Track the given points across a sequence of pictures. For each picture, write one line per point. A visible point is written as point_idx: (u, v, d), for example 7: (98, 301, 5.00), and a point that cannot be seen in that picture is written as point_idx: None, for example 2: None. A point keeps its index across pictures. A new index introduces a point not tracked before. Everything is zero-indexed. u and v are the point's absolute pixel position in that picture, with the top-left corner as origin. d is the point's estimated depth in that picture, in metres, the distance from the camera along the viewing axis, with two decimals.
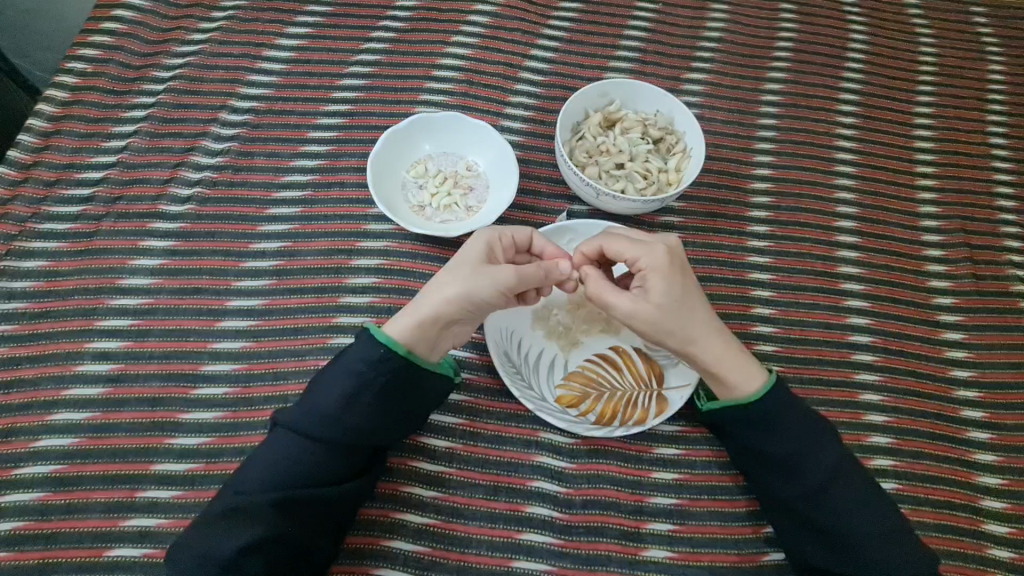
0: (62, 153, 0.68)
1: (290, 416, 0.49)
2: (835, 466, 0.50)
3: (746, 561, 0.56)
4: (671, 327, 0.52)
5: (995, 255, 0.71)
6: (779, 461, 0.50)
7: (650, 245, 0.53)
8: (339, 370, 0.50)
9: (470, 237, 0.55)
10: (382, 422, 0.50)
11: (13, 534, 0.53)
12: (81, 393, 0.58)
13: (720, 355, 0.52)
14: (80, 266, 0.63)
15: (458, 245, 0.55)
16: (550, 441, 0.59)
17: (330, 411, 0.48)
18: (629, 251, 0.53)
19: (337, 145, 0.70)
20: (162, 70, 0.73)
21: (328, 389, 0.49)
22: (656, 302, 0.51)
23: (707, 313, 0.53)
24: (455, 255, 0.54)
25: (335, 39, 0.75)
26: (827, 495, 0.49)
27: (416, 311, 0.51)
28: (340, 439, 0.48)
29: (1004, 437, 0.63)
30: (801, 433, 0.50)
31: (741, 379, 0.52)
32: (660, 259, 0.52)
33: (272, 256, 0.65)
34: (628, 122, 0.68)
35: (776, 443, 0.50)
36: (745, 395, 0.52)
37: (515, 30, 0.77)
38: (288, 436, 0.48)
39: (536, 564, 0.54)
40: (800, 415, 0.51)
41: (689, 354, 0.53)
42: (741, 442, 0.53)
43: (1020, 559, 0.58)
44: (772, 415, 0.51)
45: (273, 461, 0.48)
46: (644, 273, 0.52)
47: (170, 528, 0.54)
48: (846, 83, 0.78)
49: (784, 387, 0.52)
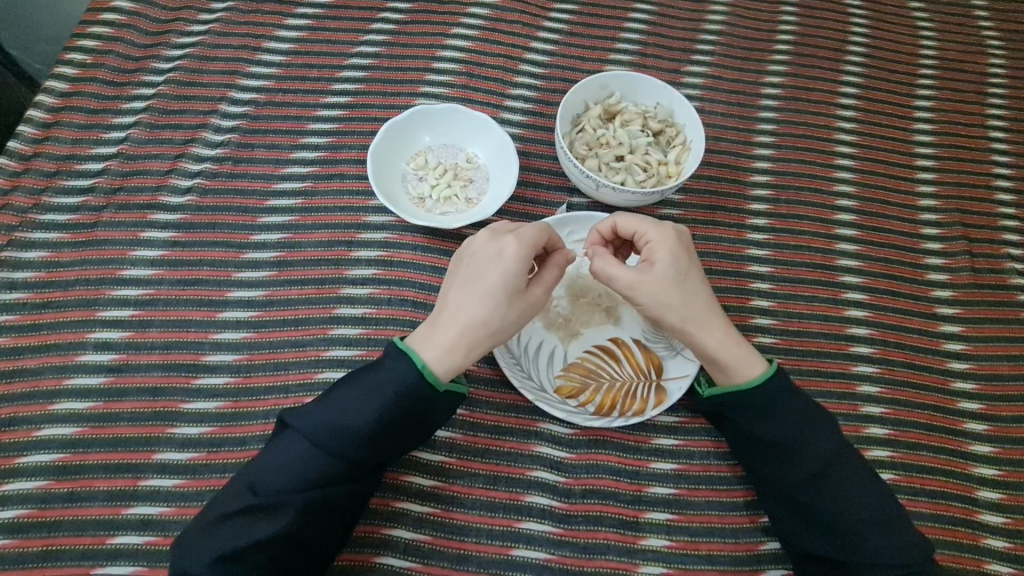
0: (62, 144, 0.68)
1: (313, 428, 0.48)
2: (832, 452, 0.50)
3: (743, 550, 0.56)
4: (674, 301, 0.51)
5: (993, 249, 0.71)
6: (778, 447, 0.51)
7: (657, 224, 0.54)
8: (368, 388, 0.49)
9: (520, 269, 0.51)
10: (402, 441, 0.50)
11: (16, 521, 0.54)
12: (83, 382, 0.59)
13: (721, 339, 0.52)
14: (80, 257, 0.63)
15: (505, 268, 0.51)
16: (549, 432, 0.59)
17: (351, 430, 0.48)
18: (637, 227, 0.54)
19: (337, 137, 0.70)
20: (161, 61, 0.73)
21: (354, 406, 0.48)
22: (660, 273, 0.51)
23: (707, 292, 0.53)
24: (505, 287, 0.51)
25: (335, 30, 0.75)
26: (825, 482, 0.49)
27: (463, 351, 0.50)
28: (366, 458, 0.48)
29: (1000, 429, 0.63)
30: (799, 419, 0.50)
31: (745, 364, 0.52)
32: (667, 235, 0.53)
33: (272, 247, 0.65)
34: (628, 114, 0.68)
35: (778, 428, 0.50)
36: (746, 379, 0.52)
37: (515, 22, 0.77)
38: (308, 447, 0.48)
39: (535, 553, 0.55)
40: (796, 401, 0.51)
41: (691, 331, 0.52)
42: (737, 429, 0.53)
43: (1015, 549, 0.58)
44: (770, 397, 0.51)
45: (290, 467, 0.47)
46: (649, 247, 0.53)
47: (173, 516, 0.55)
48: (846, 77, 0.78)
49: (782, 374, 0.52)
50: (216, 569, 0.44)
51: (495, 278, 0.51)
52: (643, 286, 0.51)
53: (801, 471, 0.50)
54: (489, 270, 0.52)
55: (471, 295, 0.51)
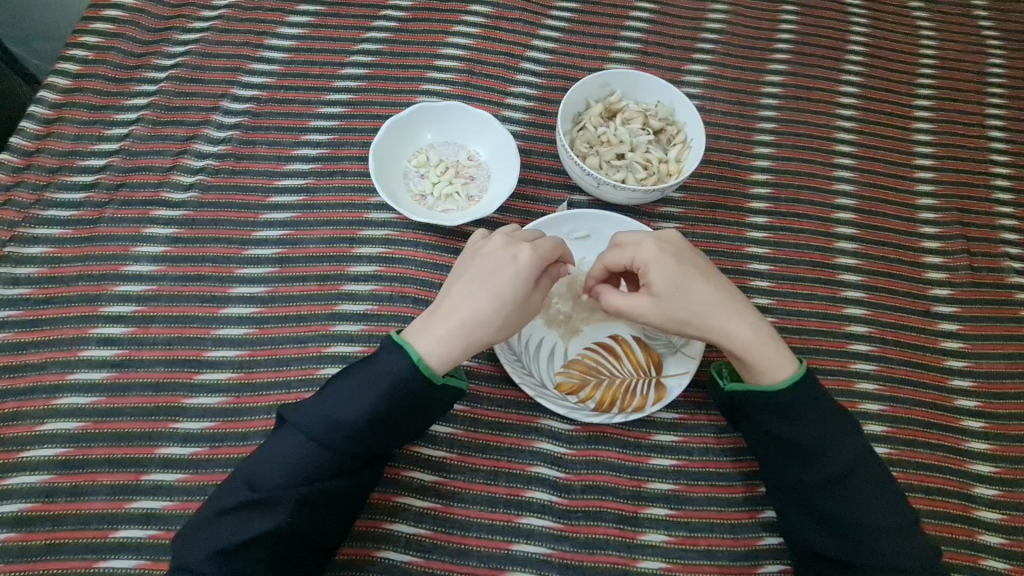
0: (65, 140, 0.68)
1: (308, 422, 0.48)
2: (856, 456, 0.50)
3: (742, 546, 0.57)
4: (687, 313, 0.52)
5: (992, 247, 0.71)
6: (799, 449, 0.51)
7: (639, 241, 0.54)
8: (364, 381, 0.49)
9: (527, 269, 0.52)
10: (398, 434, 0.50)
11: (20, 515, 0.54)
12: (85, 377, 0.59)
13: (746, 339, 0.52)
14: (83, 252, 0.63)
15: (511, 266, 0.52)
16: (550, 428, 0.60)
17: (346, 422, 0.48)
18: (623, 257, 0.54)
19: (338, 134, 0.71)
20: (164, 57, 0.73)
21: (350, 399, 0.48)
22: (660, 294, 0.52)
23: (716, 291, 0.53)
24: (506, 283, 0.51)
25: (336, 27, 0.75)
26: (847, 485, 0.50)
27: (459, 345, 0.51)
28: (362, 451, 0.49)
29: (997, 426, 0.64)
30: (825, 423, 0.51)
31: (772, 365, 0.52)
32: (653, 252, 0.53)
33: (274, 243, 0.65)
34: (629, 112, 0.68)
35: (800, 431, 0.51)
36: (775, 381, 0.52)
37: (516, 20, 0.77)
38: (304, 441, 0.48)
39: (536, 548, 0.55)
40: (824, 405, 0.52)
41: (713, 336, 0.53)
42: (758, 425, 0.53)
43: (1011, 545, 0.59)
44: (797, 401, 0.51)
45: (287, 461, 0.48)
46: (642, 271, 0.53)
47: (175, 510, 0.55)
48: (846, 76, 0.78)
49: (812, 378, 0.52)
50: (215, 564, 0.45)
51: (498, 273, 0.52)
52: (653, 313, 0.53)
53: (820, 474, 0.50)
54: (494, 266, 0.52)
55: (473, 290, 0.52)
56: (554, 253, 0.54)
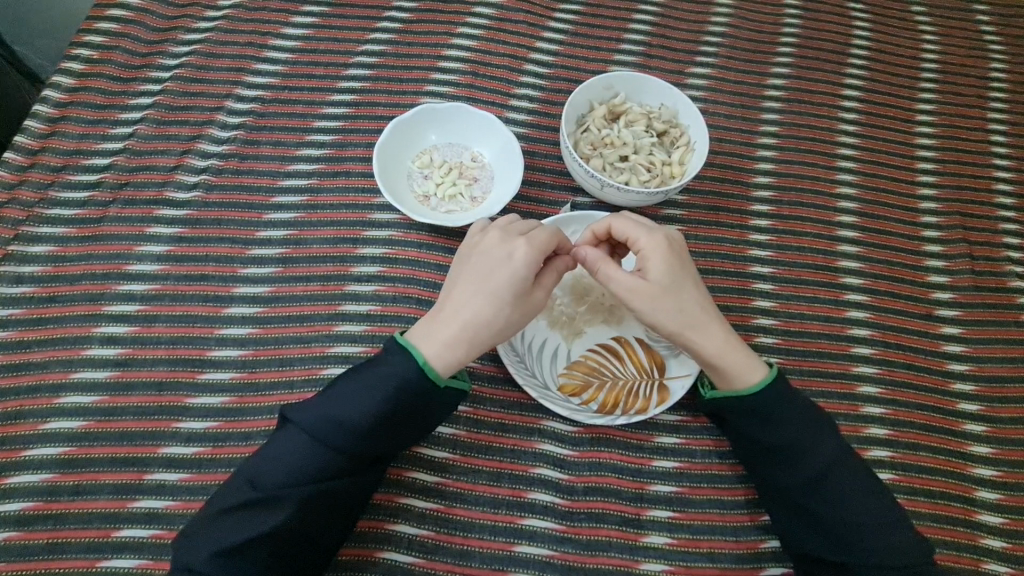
0: (69, 139, 0.68)
1: (312, 422, 0.48)
2: (834, 456, 0.50)
3: (745, 548, 0.57)
4: (672, 309, 0.52)
5: (993, 251, 0.71)
6: (778, 451, 0.51)
7: (651, 229, 0.54)
8: (369, 383, 0.49)
9: (523, 265, 0.51)
10: (401, 436, 0.50)
11: (22, 514, 0.54)
12: (88, 376, 0.59)
13: (720, 346, 0.53)
14: (87, 251, 0.63)
15: (506, 265, 0.52)
16: (553, 429, 0.60)
17: (349, 423, 0.48)
18: (632, 231, 0.54)
19: (342, 135, 0.71)
20: (169, 57, 0.73)
21: (353, 400, 0.49)
22: (654, 282, 0.52)
23: (701, 300, 0.53)
24: (503, 283, 0.51)
25: (341, 29, 0.76)
26: (829, 485, 0.50)
27: (463, 349, 0.51)
28: (366, 452, 0.49)
29: (999, 430, 0.64)
30: (801, 424, 0.51)
31: (744, 370, 0.52)
32: (659, 243, 0.53)
33: (278, 243, 0.65)
34: (633, 115, 0.68)
35: (776, 433, 0.51)
36: (746, 385, 0.52)
37: (520, 22, 0.78)
38: (308, 441, 0.48)
39: (538, 549, 0.55)
40: (798, 406, 0.52)
41: (690, 338, 0.53)
42: (740, 430, 0.54)
43: (1013, 550, 0.59)
44: (769, 403, 0.51)
45: (289, 461, 0.48)
46: (644, 255, 0.53)
47: (178, 510, 0.55)
48: (848, 80, 0.78)
49: (784, 379, 0.52)
50: (217, 563, 0.45)
51: (496, 274, 0.52)
52: (638, 295, 0.52)
53: (801, 475, 0.50)
54: (491, 267, 0.52)
55: (472, 295, 0.52)
56: (551, 243, 0.53)
